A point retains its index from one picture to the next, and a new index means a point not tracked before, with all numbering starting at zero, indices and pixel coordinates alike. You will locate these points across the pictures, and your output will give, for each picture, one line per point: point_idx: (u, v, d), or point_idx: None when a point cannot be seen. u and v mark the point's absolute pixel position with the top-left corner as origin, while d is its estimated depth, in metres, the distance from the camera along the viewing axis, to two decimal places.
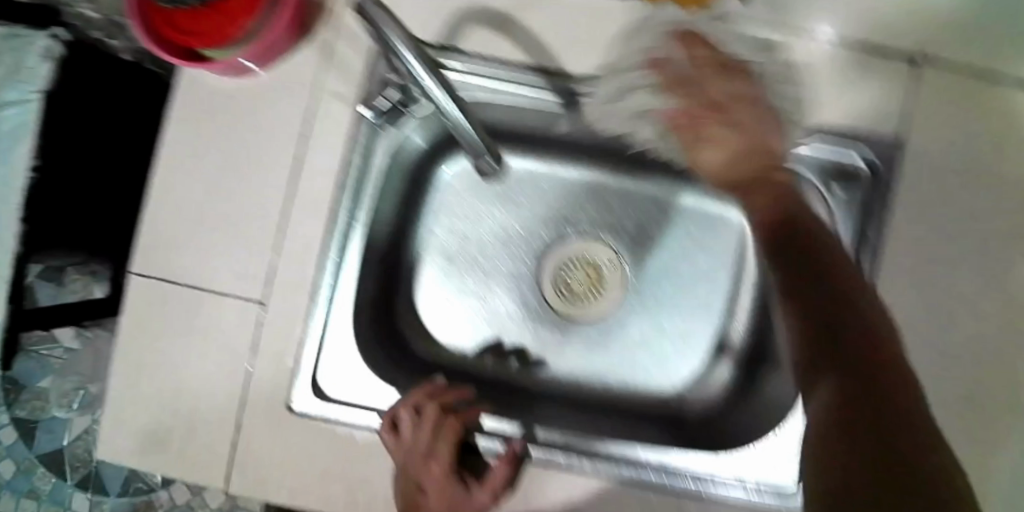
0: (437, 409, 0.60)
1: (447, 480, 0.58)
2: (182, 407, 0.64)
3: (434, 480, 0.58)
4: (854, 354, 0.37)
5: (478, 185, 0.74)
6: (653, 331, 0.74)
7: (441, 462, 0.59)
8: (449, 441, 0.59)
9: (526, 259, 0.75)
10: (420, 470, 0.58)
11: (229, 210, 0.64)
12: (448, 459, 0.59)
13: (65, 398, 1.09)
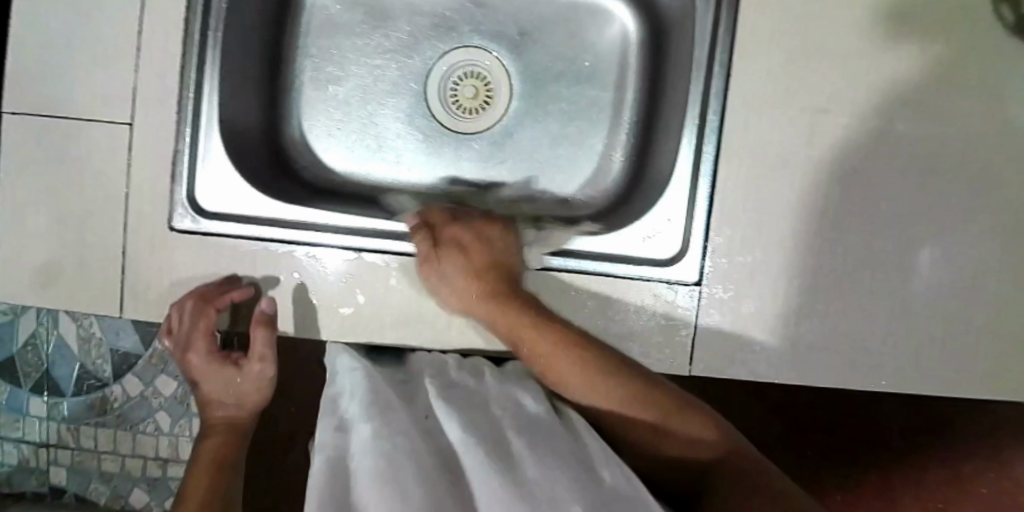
0: (195, 306, 0.61)
1: (216, 366, 0.65)
2: (74, 243, 0.63)
3: (202, 370, 0.65)
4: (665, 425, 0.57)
5: (353, 9, 0.73)
6: (543, 136, 0.74)
7: (204, 356, 0.65)
8: (208, 331, 0.62)
9: (413, 81, 0.74)
10: (186, 363, 0.65)
11: (79, 33, 0.62)
12: (209, 352, 0.65)
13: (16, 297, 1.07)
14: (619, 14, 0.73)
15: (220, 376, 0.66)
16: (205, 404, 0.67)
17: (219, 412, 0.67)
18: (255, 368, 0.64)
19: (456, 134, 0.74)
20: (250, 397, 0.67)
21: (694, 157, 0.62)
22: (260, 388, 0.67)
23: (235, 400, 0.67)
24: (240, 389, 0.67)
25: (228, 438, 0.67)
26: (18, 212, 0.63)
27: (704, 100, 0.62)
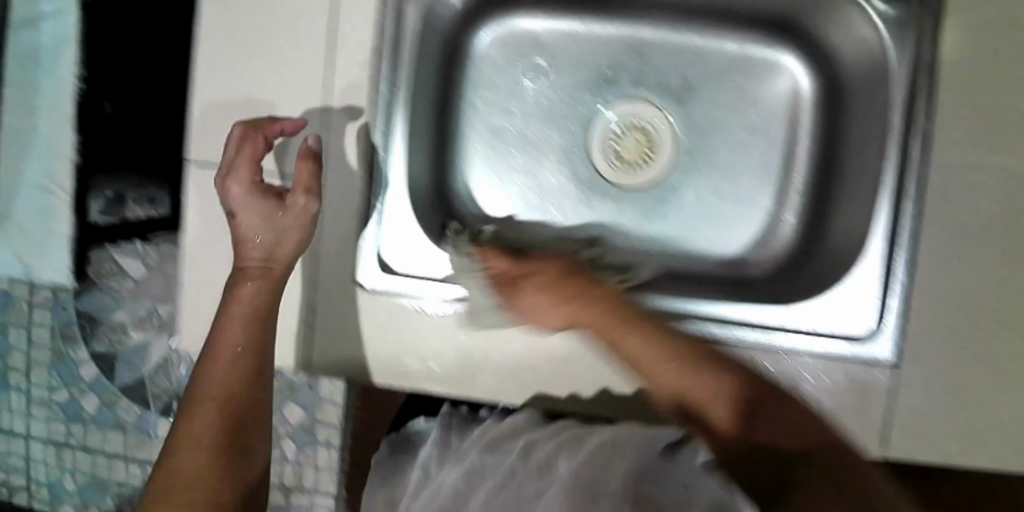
0: (237, 138, 0.58)
1: (258, 202, 0.58)
2: None
3: (249, 225, 0.59)
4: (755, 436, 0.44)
5: (516, 57, 0.73)
6: (709, 191, 0.72)
7: (245, 176, 0.58)
8: (254, 182, 0.58)
9: (575, 130, 0.73)
10: (225, 193, 0.58)
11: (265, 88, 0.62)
12: (252, 183, 0.58)
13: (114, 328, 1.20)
14: (790, 65, 0.69)
15: (266, 213, 0.59)
16: (239, 246, 0.60)
17: (252, 253, 0.60)
18: (299, 199, 0.59)
19: (617, 187, 0.73)
20: (288, 241, 0.59)
21: (893, 223, 0.60)
22: (302, 226, 0.59)
23: (268, 246, 0.59)
24: (276, 246, 0.59)
25: (264, 285, 0.59)
26: (204, 264, 0.64)
27: (903, 163, 0.59)
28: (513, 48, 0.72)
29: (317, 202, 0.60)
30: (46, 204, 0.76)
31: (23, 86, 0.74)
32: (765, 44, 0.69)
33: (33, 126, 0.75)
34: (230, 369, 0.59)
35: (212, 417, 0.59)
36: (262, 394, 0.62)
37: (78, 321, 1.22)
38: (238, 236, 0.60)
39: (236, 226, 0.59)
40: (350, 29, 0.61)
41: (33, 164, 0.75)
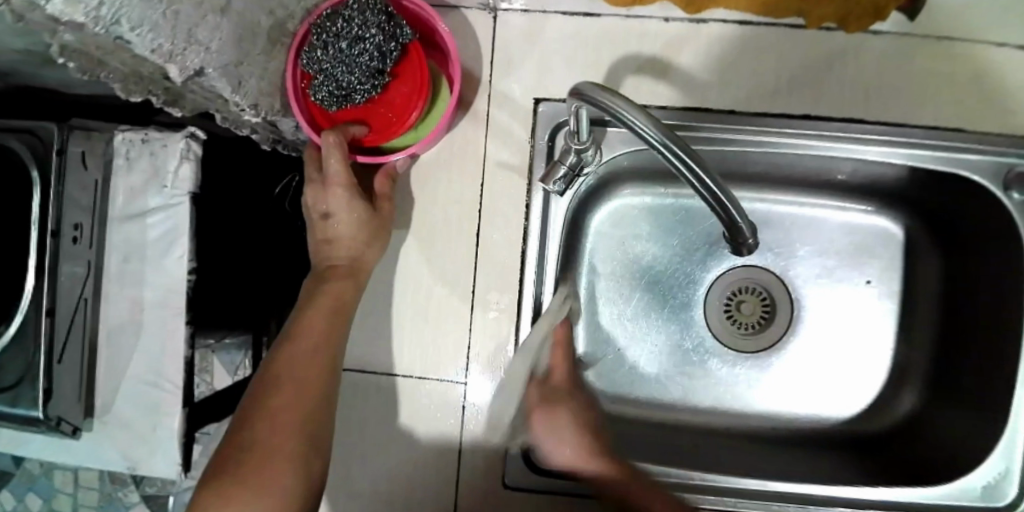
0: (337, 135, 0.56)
1: (343, 192, 0.58)
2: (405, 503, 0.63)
3: (336, 201, 0.59)
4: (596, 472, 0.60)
5: (628, 227, 0.73)
6: (826, 355, 0.72)
7: (340, 169, 0.57)
8: (346, 183, 0.58)
9: (691, 296, 0.73)
10: (324, 195, 0.59)
11: (414, 294, 0.64)
12: (347, 185, 0.58)
13: None
14: (901, 232, 0.71)
15: (356, 212, 0.59)
16: (327, 246, 0.60)
17: (329, 260, 0.60)
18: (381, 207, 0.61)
19: (736, 350, 0.73)
20: (374, 244, 0.60)
21: None
22: (387, 232, 0.61)
23: (349, 235, 0.59)
24: (359, 224, 0.59)
25: (345, 293, 0.59)
26: (354, 475, 0.63)
27: None
28: (625, 218, 0.73)
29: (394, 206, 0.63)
30: (153, 398, 0.73)
31: (129, 281, 0.73)
32: (876, 213, 0.72)
33: (139, 321, 0.73)
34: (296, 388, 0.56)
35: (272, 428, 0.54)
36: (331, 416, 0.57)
37: None
38: (323, 235, 0.60)
39: (325, 190, 0.59)
40: (496, 233, 0.63)
41: (140, 356, 0.74)
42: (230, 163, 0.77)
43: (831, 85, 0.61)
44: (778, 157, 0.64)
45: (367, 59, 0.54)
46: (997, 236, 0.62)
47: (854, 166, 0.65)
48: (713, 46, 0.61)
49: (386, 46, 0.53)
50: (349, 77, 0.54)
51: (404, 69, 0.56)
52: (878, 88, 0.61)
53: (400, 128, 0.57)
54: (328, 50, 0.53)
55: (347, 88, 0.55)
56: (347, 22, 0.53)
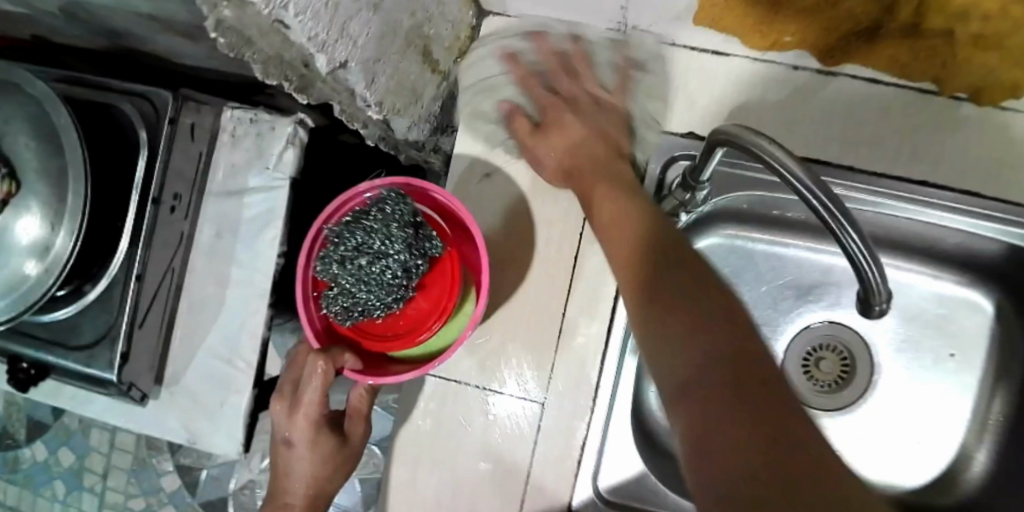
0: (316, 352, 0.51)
1: (319, 427, 0.55)
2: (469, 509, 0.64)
3: (300, 435, 0.55)
4: (668, 283, 0.42)
5: (720, 267, 0.72)
6: (902, 422, 0.71)
7: (316, 397, 0.54)
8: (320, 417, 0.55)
9: (772, 345, 0.73)
10: (289, 424, 0.55)
11: (505, 307, 0.64)
12: (319, 410, 0.55)
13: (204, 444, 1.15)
14: (993, 309, 0.70)
15: (322, 449, 0.56)
16: (285, 471, 0.57)
17: (292, 487, 0.57)
18: (351, 441, 0.57)
19: (810, 404, 0.73)
20: (338, 474, 0.57)
21: None
22: (353, 460, 0.58)
23: (308, 474, 0.56)
24: (320, 458, 0.56)
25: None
26: (425, 474, 0.65)
27: None
28: (719, 258, 0.72)
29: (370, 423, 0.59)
30: (224, 374, 0.74)
31: (216, 256, 0.74)
32: (971, 287, 0.70)
33: (220, 296, 0.74)
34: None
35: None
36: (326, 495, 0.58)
37: None
38: (281, 466, 0.57)
39: (293, 417, 0.55)
40: (594, 257, 0.63)
41: (216, 332, 0.74)
42: (327, 151, 0.77)
43: (951, 155, 0.61)
44: (886, 219, 0.63)
45: (388, 274, 0.50)
46: None
47: (961, 237, 0.64)
48: (838, 102, 0.61)
49: (411, 263, 0.50)
50: (363, 293, 0.50)
51: (431, 283, 0.53)
52: (1002, 165, 0.60)
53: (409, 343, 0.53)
54: (331, 260, 0.51)
55: (362, 305, 0.51)
56: (373, 227, 0.50)
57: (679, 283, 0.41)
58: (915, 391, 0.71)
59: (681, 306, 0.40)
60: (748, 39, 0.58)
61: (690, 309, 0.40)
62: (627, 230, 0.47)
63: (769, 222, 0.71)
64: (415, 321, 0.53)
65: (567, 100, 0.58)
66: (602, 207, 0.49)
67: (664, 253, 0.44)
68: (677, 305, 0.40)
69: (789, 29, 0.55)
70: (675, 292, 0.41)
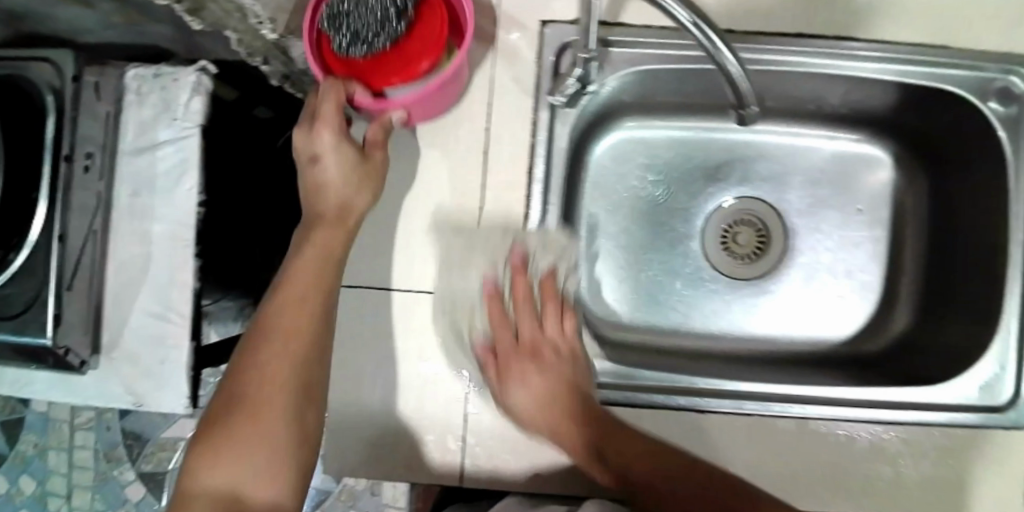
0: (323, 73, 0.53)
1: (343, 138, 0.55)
2: (414, 412, 0.64)
3: (324, 142, 0.54)
4: (631, 461, 0.58)
5: (628, 159, 0.75)
6: (821, 279, 0.74)
7: (333, 113, 0.53)
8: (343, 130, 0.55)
9: (689, 230, 0.76)
10: (311, 137, 0.54)
11: (423, 211, 0.65)
12: (336, 129, 0.54)
13: (166, 445, 1.13)
14: (889, 159, 0.74)
15: (345, 159, 0.55)
16: (314, 190, 0.56)
17: (327, 205, 0.56)
18: (373, 157, 0.57)
19: (737, 280, 0.75)
20: (364, 193, 0.57)
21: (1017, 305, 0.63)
22: (377, 184, 0.58)
23: (337, 180, 0.55)
24: (348, 172, 0.55)
25: (333, 238, 0.55)
26: (366, 387, 0.64)
27: None
28: (626, 150, 0.75)
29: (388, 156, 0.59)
30: (161, 332, 0.74)
31: (137, 216, 0.74)
32: (866, 142, 0.74)
33: (146, 256, 0.74)
34: (302, 333, 0.53)
35: (265, 406, 0.51)
36: (307, 410, 0.53)
37: (124, 439, 1.14)
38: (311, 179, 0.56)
39: (315, 126, 0.54)
40: (502, 148, 0.65)
41: (147, 292, 0.74)
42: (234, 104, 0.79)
43: (824, 8, 0.64)
44: (782, 79, 0.66)
45: None
46: (988, 150, 0.65)
47: (845, 89, 0.68)
48: None
49: None
50: (362, 21, 0.48)
51: (422, 18, 0.51)
52: (872, 7, 0.64)
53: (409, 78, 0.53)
54: None
55: (359, 33, 0.48)
56: None
57: (604, 431, 0.60)
58: (831, 250, 0.74)
59: (667, 468, 0.58)
60: None
61: (637, 449, 0.59)
62: (559, 406, 0.62)
63: (670, 108, 0.73)
64: (410, 55, 0.51)
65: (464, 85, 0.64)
66: (533, 392, 0.62)
67: (596, 413, 0.61)
68: (632, 453, 0.59)
69: None
70: (637, 457, 0.59)
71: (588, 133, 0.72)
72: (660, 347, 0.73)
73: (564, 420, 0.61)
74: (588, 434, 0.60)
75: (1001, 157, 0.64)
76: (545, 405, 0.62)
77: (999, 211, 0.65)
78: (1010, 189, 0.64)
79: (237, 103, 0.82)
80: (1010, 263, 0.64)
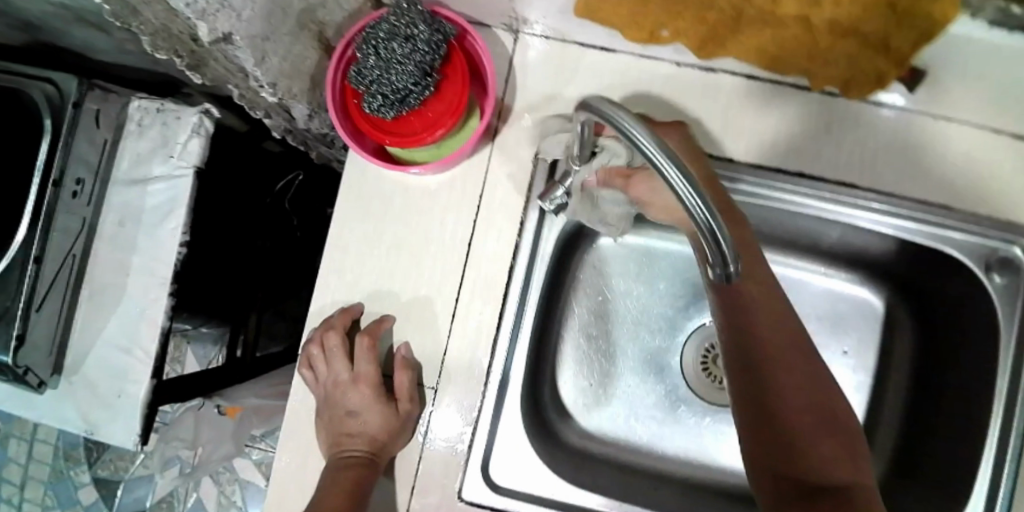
0: (342, 337, 0.60)
1: (368, 392, 0.60)
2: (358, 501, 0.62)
3: (359, 401, 0.59)
4: (786, 416, 0.47)
5: (616, 265, 0.74)
6: None
7: (370, 366, 0.60)
8: (373, 380, 0.60)
9: (668, 344, 0.74)
10: (344, 393, 0.60)
11: (394, 292, 0.63)
12: (375, 388, 0.60)
13: (124, 456, 1.11)
14: (880, 304, 0.73)
15: (376, 409, 0.59)
16: (342, 441, 0.59)
17: (358, 428, 0.59)
18: (402, 408, 0.59)
19: (712, 403, 0.73)
20: (397, 435, 0.59)
21: (994, 485, 0.60)
22: (406, 428, 0.60)
23: (368, 437, 0.58)
24: (382, 408, 0.59)
25: (363, 473, 0.57)
26: (315, 462, 0.63)
27: (1014, 427, 0.60)
28: (616, 256, 0.74)
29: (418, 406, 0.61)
30: (122, 364, 0.73)
31: (120, 245, 0.74)
32: (860, 284, 0.73)
33: (121, 285, 0.73)
34: (346, 494, 0.56)
35: None
36: None
37: (85, 441, 1.13)
38: (337, 437, 0.59)
39: (351, 386, 0.60)
40: (486, 242, 0.63)
41: (116, 321, 0.73)
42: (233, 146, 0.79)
43: (829, 150, 0.64)
44: (778, 215, 0.66)
45: (416, 58, 0.56)
46: (984, 317, 0.63)
47: (843, 231, 0.67)
48: (719, 96, 0.64)
49: (433, 54, 0.57)
50: (403, 93, 0.57)
51: (444, 87, 0.59)
52: (873, 159, 0.63)
53: (429, 136, 0.59)
54: (370, 66, 0.57)
55: (401, 104, 0.58)
56: (390, 35, 0.56)
57: (781, 363, 0.48)
58: None
59: (811, 443, 0.46)
60: (627, 32, 0.60)
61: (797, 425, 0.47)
62: (773, 339, 0.49)
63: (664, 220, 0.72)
64: (426, 124, 0.60)
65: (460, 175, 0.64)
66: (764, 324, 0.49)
67: (816, 413, 0.47)
68: (792, 434, 0.46)
69: (662, 21, 0.58)
70: (800, 411, 0.47)
71: (579, 235, 0.71)
72: (622, 460, 0.71)
73: (779, 336, 0.49)
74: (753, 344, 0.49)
75: (996, 327, 0.62)
76: (759, 331, 0.49)
77: (989, 382, 0.62)
78: (999, 361, 0.61)
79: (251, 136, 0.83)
80: (994, 439, 0.61)
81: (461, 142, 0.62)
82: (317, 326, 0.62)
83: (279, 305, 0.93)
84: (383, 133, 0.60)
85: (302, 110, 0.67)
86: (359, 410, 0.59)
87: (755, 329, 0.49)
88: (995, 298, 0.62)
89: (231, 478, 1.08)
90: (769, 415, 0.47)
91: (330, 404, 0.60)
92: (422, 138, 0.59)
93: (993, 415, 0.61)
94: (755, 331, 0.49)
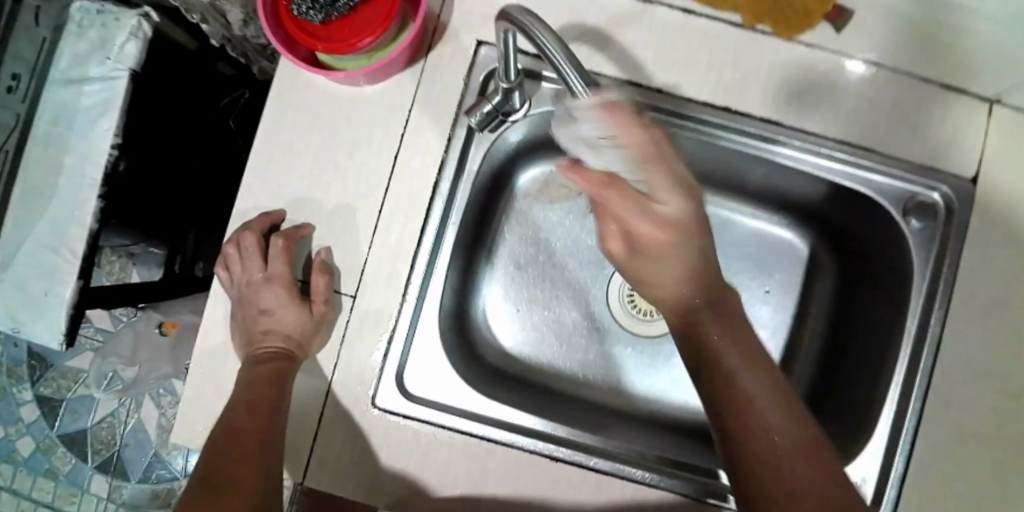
0: (258, 237, 0.61)
1: (282, 290, 0.62)
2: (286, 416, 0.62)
3: (274, 299, 0.61)
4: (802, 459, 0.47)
5: (551, 194, 0.75)
6: None
7: (283, 266, 0.62)
8: (287, 280, 0.62)
9: (596, 275, 0.76)
10: (260, 294, 0.61)
11: (319, 199, 0.64)
12: (288, 286, 0.62)
13: (66, 376, 1.11)
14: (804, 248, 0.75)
15: (291, 308, 0.61)
16: (258, 339, 0.60)
17: (271, 326, 0.60)
18: (316, 309, 0.61)
19: (633, 334, 0.75)
20: (315, 334, 0.62)
21: (891, 417, 0.63)
22: (324, 330, 0.62)
23: (283, 334, 0.60)
24: (296, 309, 0.61)
25: (281, 366, 0.60)
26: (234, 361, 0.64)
27: (916, 366, 0.63)
28: (552, 185, 0.75)
29: (335, 309, 0.63)
30: (51, 264, 0.73)
31: (53, 145, 0.73)
32: (784, 226, 0.75)
33: (53, 186, 0.73)
34: (263, 385, 0.58)
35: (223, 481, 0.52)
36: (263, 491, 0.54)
37: (29, 359, 1.12)
38: (252, 335, 0.61)
39: (264, 286, 0.62)
40: (415, 157, 0.64)
41: (46, 220, 0.73)
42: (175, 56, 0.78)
43: (758, 84, 0.64)
44: (704, 149, 0.67)
45: None
46: (897, 259, 0.66)
47: (768, 171, 0.68)
48: (653, 26, 0.65)
49: None
50: None
51: None
52: (802, 97, 0.64)
53: (356, 43, 0.59)
54: None
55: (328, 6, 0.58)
56: None
57: (761, 398, 0.50)
58: None
59: (791, 464, 0.47)
60: None
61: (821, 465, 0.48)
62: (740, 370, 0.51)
63: None
64: (357, 31, 0.59)
65: (393, 88, 0.64)
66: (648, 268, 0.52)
67: (803, 450, 0.48)
68: (763, 455, 0.48)
69: None
70: (788, 467, 0.47)
71: (515, 160, 0.72)
72: (543, 383, 0.72)
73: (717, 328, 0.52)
74: (754, 384, 0.50)
75: (908, 269, 0.64)
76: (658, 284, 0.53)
77: (896, 322, 0.64)
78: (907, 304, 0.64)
79: (201, 55, 0.84)
80: (896, 375, 0.63)
81: (394, 57, 0.63)
82: (233, 230, 0.63)
83: (223, 226, 0.93)
84: (309, 36, 0.59)
85: (237, 16, 0.67)
86: (274, 308, 0.61)
87: (668, 280, 0.52)
88: (910, 238, 0.64)
89: (173, 400, 1.09)
90: (759, 440, 0.48)
91: (245, 302, 0.62)
92: (348, 45, 0.59)
93: (896, 354, 0.63)
94: (762, 375, 0.51)
